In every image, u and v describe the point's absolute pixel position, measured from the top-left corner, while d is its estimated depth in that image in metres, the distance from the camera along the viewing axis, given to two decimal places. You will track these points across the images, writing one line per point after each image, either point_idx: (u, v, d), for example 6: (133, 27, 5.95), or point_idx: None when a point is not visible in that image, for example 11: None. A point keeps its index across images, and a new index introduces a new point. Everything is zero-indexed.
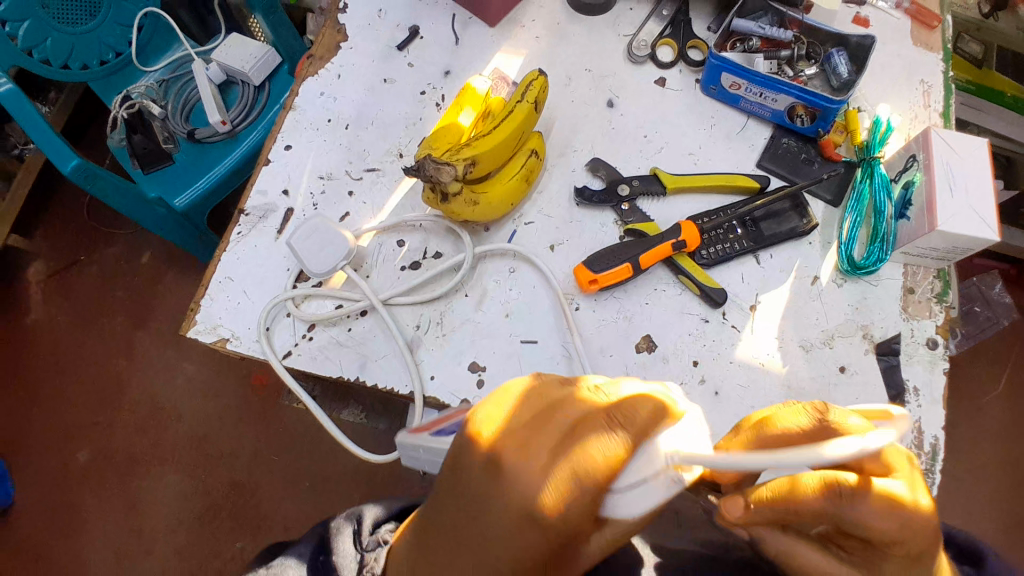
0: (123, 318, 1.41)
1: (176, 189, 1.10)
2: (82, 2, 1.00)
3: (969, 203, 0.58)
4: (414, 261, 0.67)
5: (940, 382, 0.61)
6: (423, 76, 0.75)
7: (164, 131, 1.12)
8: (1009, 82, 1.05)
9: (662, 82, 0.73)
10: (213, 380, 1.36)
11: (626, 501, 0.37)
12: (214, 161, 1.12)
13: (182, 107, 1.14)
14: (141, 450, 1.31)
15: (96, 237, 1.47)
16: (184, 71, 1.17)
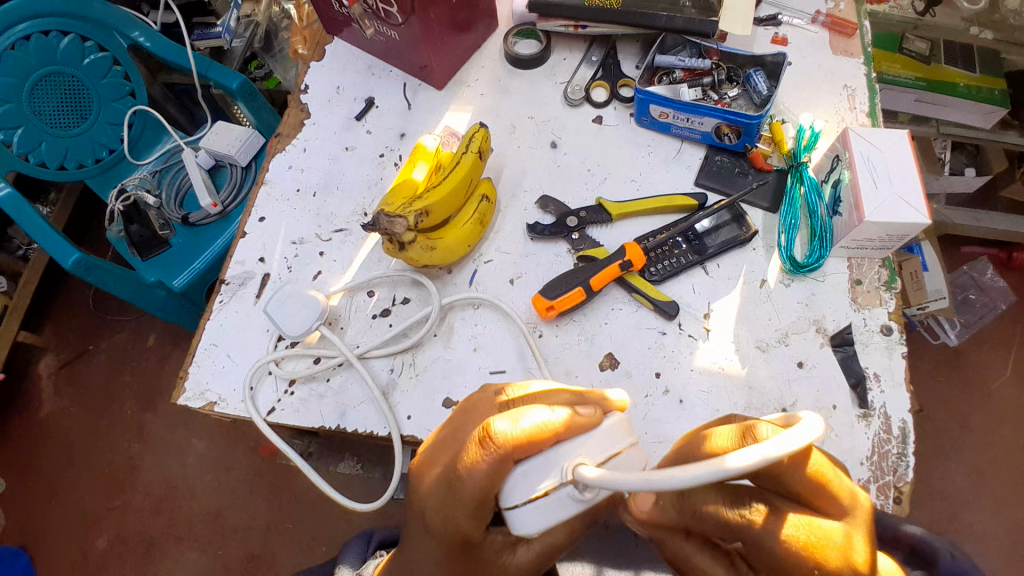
0: (132, 402, 1.44)
1: (175, 271, 1.17)
2: (72, 107, 1.08)
3: (895, 193, 0.61)
4: (384, 310, 0.71)
5: (899, 366, 0.63)
6: (381, 140, 0.81)
7: (160, 219, 1.19)
8: (959, 73, 1.11)
9: (600, 119, 0.78)
10: (223, 454, 1.38)
11: (525, 521, 0.42)
12: (209, 241, 1.20)
13: (176, 194, 1.21)
14: (158, 532, 1.33)
15: (103, 326, 1.52)
16: (175, 160, 1.23)
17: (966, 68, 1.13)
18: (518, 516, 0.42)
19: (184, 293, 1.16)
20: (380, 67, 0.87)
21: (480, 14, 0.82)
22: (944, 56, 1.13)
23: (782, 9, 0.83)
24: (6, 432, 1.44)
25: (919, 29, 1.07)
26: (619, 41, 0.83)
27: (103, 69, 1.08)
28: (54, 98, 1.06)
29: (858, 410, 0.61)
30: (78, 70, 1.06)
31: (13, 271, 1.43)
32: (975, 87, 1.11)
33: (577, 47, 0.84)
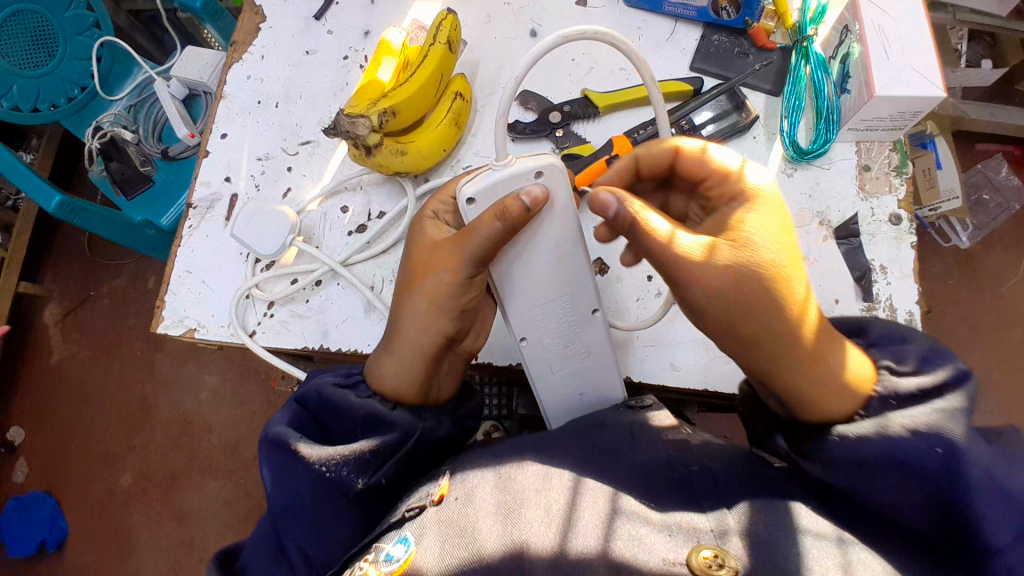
0: (137, 345, 1.44)
1: (161, 209, 1.12)
2: (38, 44, 1.00)
3: (910, 59, 0.55)
4: (360, 225, 0.67)
5: (908, 257, 0.59)
6: (344, 41, 0.74)
7: (140, 155, 1.12)
8: None
9: (583, 2, 0.70)
10: (231, 390, 1.39)
11: (466, 190, 0.48)
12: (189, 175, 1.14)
13: (153, 128, 1.13)
14: (179, 466, 1.36)
15: (100, 271, 1.50)
16: (149, 93, 1.14)
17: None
18: (463, 190, 0.49)
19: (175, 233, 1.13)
20: None
21: None
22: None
23: None
24: (19, 380, 1.46)
25: None
26: None
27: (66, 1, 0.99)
28: (18, 37, 0.98)
29: (863, 304, 0.58)
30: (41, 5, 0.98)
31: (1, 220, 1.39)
32: None
33: None
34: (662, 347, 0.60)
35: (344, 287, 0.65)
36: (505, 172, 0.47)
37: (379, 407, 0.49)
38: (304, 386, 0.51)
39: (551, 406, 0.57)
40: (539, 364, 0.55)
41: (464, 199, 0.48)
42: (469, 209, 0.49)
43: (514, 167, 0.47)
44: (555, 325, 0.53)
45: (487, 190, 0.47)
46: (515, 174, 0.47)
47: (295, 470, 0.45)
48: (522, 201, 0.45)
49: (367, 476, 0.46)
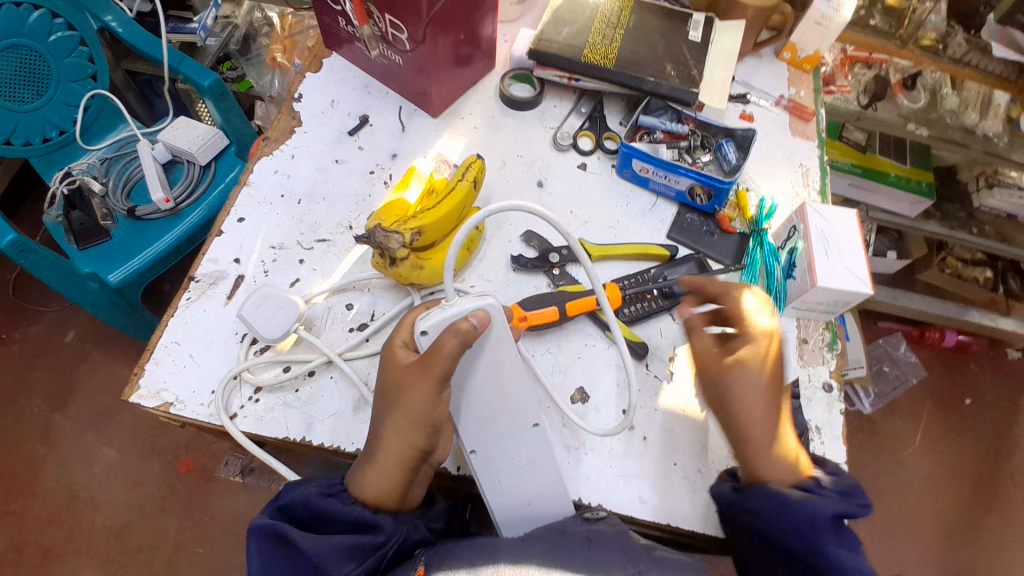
0: (39, 402, 1.35)
1: (111, 265, 1.14)
2: (31, 82, 1.09)
3: (847, 261, 0.68)
4: (362, 323, 0.71)
5: (837, 421, 0.69)
6: (372, 158, 0.83)
7: (104, 208, 1.18)
8: (891, 164, 1.33)
9: (584, 166, 0.84)
10: (134, 467, 1.30)
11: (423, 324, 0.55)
12: (154, 235, 1.18)
13: (124, 184, 1.21)
14: (52, 546, 1.22)
15: (17, 315, 1.44)
16: (129, 150, 1.25)
17: (899, 160, 1.35)
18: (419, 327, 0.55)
19: (121, 289, 1.14)
20: (377, 88, 0.90)
21: (481, 52, 0.87)
22: (879, 148, 1.36)
23: (750, 89, 0.91)
24: None
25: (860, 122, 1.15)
26: (606, 97, 0.89)
27: (69, 49, 1.10)
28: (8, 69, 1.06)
29: None
30: (42, 46, 1.07)
31: None
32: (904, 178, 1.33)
33: (567, 96, 0.90)
34: (631, 479, 0.63)
35: (336, 380, 0.68)
36: (451, 308, 0.55)
37: (367, 513, 0.54)
38: (287, 492, 0.55)
39: (502, 515, 0.60)
40: (490, 473, 0.59)
41: (425, 331, 0.55)
42: (423, 339, 0.55)
43: (459, 306, 0.55)
44: (511, 440, 0.59)
45: (437, 323, 0.54)
46: (459, 311, 0.54)
47: (287, 562, 0.50)
48: (473, 322, 0.53)
49: (357, 565, 0.51)
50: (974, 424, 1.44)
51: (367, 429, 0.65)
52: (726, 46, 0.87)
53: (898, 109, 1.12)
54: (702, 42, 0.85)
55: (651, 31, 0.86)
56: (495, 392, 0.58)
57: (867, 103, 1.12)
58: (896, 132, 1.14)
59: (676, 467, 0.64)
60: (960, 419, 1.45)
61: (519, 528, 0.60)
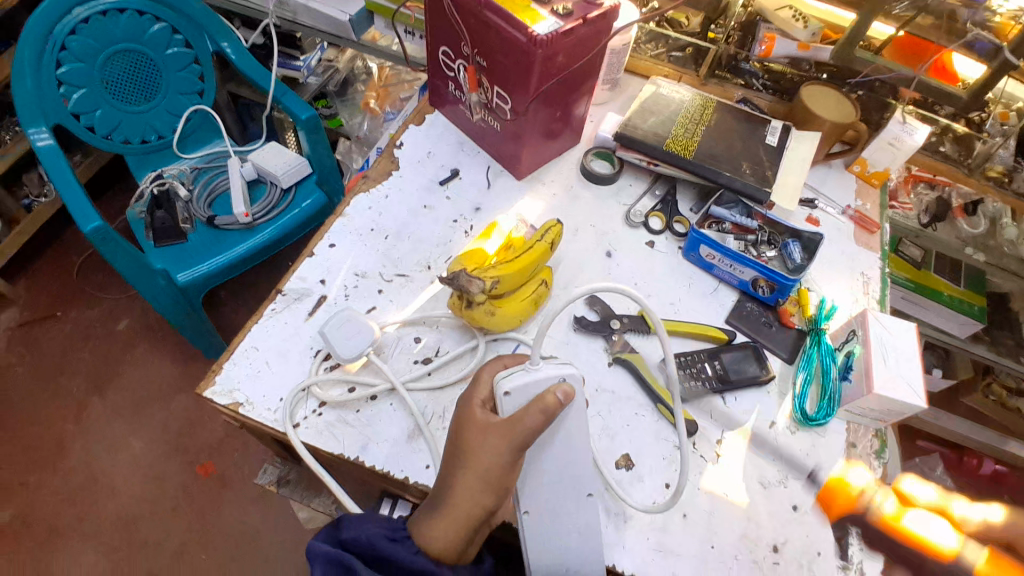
0: (82, 383, 1.43)
1: (180, 266, 1.23)
2: (141, 87, 1.23)
3: (902, 372, 0.70)
4: (426, 357, 0.75)
5: (877, 531, 0.68)
6: (457, 208, 0.90)
7: (185, 212, 1.29)
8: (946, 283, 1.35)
9: (652, 244, 0.88)
10: (157, 462, 1.34)
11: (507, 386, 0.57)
12: (226, 245, 1.28)
13: (207, 195, 1.32)
14: (63, 524, 1.26)
15: (79, 296, 1.55)
16: (218, 164, 1.37)
17: (954, 281, 1.37)
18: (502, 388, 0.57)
19: (184, 289, 1.22)
20: (470, 146, 0.98)
21: (570, 128, 0.94)
22: (934, 265, 1.37)
23: (818, 195, 0.96)
24: None
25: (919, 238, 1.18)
26: (679, 184, 0.95)
27: (183, 63, 1.25)
28: (119, 69, 1.18)
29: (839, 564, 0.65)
30: (158, 56, 1.21)
31: (11, 215, 1.49)
32: (957, 299, 1.34)
33: (643, 178, 0.96)
34: (665, 557, 0.64)
35: (395, 407, 0.71)
36: (536, 373, 0.57)
37: (427, 566, 0.57)
38: (354, 526, 0.58)
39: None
40: (536, 537, 0.61)
41: (508, 393, 0.57)
42: (504, 400, 0.57)
43: (544, 372, 0.58)
44: (555, 505, 0.61)
45: (521, 387, 0.57)
46: (543, 376, 0.57)
47: None
48: (559, 396, 0.56)
49: None
50: None
51: (416, 458, 0.68)
52: (802, 153, 0.91)
53: (957, 233, 1.16)
54: (778, 147, 0.91)
55: (730, 131, 0.93)
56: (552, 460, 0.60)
57: (928, 223, 1.16)
58: (952, 254, 1.17)
59: (712, 552, 0.64)
60: None
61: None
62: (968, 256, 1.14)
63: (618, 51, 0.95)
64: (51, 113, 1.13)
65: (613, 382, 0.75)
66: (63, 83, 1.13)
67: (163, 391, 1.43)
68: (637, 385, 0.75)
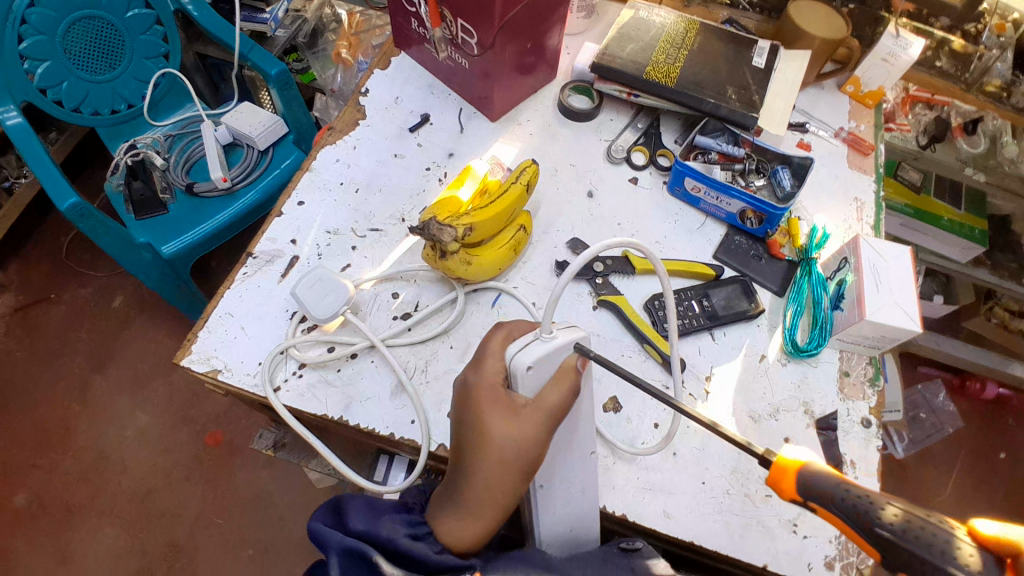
0: (81, 362, 1.42)
1: (166, 237, 1.19)
2: (106, 55, 1.15)
3: (896, 297, 0.67)
4: (405, 313, 0.73)
5: (873, 459, 0.67)
6: (429, 155, 0.86)
7: (163, 181, 1.24)
8: (946, 208, 1.31)
9: (635, 181, 0.84)
10: (163, 434, 1.35)
11: (526, 363, 0.50)
12: (207, 213, 1.24)
13: (184, 161, 1.27)
14: (78, 501, 1.28)
15: (69, 276, 1.53)
16: (192, 130, 1.32)
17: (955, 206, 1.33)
18: (519, 369, 0.50)
19: (171, 261, 1.20)
20: (440, 89, 0.93)
21: (544, 62, 0.89)
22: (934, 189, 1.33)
23: (809, 119, 0.91)
24: None
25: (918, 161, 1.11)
26: (663, 115, 0.90)
27: (145, 26, 1.17)
28: (82, 40, 1.11)
29: None
30: (119, 20, 1.14)
31: None
32: (956, 223, 1.30)
33: (623, 112, 0.90)
34: (658, 497, 0.63)
35: (376, 364, 0.70)
36: (551, 343, 0.50)
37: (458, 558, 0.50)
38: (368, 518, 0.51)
39: (547, 534, 0.61)
40: (546, 505, 0.59)
41: (527, 370, 0.51)
42: (524, 375, 0.51)
43: (560, 340, 0.50)
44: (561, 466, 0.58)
45: (540, 359, 0.50)
46: (560, 345, 0.51)
47: None
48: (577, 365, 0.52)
49: None
50: (1007, 479, 1.49)
51: (399, 413, 0.67)
52: (790, 76, 0.86)
53: (957, 154, 1.08)
54: (765, 69, 0.85)
55: (715, 55, 0.87)
56: (567, 430, 0.56)
57: (926, 144, 1.08)
58: (952, 177, 1.10)
59: (704, 487, 0.64)
60: (993, 472, 1.49)
61: (558, 543, 0.62)
62: (969, 176, 1.08)
63: None
64: (18, 92, 1.07)
65: (598, 325, 0.73)
66: (26, 58, 1.06)
67: (160, 365, 1.42)
68: (625, 327, 0.73)
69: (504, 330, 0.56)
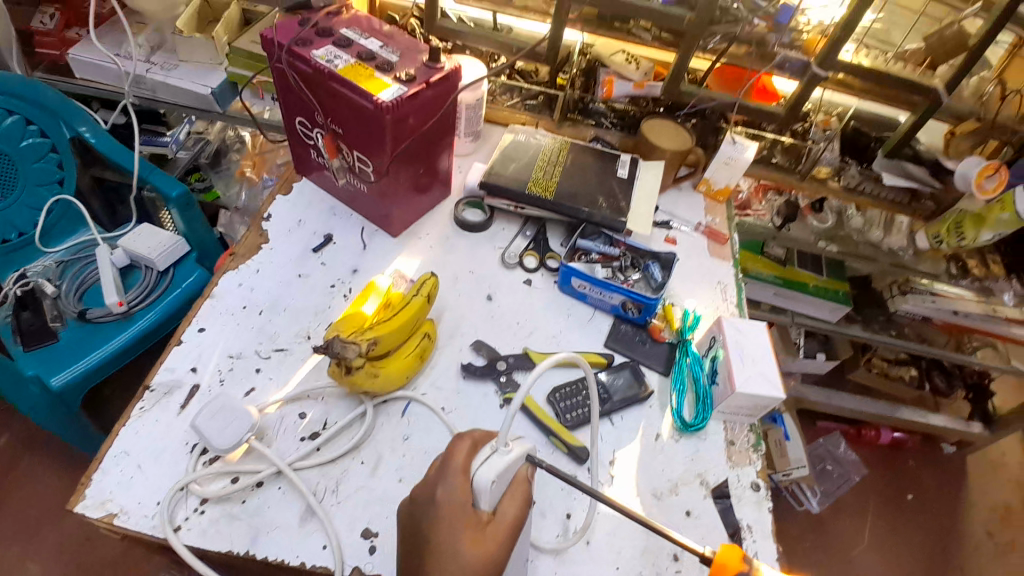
0: None
1: (56, 367, 1.12)
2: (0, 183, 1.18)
3: (760, 369, 0.76)
4: (313, 432, 0.73)
5: (766, 520, 0.73)
6: (333, 273, 0.90)
7: (54, 310, 1.19)
8: (808, 276, 1.50)
9: (529, 282, 0.92)
10: None
11: (489, 475, 0.54)
12: (100, 341, 1.17)
13: (77, 288, 1.22)
14: None
15: None
16: (86, 254, 1.27)
17: (816, 272, 1.52)
18: (487, 480, 0.54)
19: (61, 394, 1.11)
20: (342, 210, 0.98)
21: (438, 182, 0.97)
22: (796, 261, 1.52)
23: (673, 217, 1.05)
24: None
25: (779, 239, 1.30)
26: (549, 223, 1.00)
27: (40, 154, 1.18)
28: None
29: None
30: (12, 149, 1.15)
31: None
32: (820, 288, 1.49)
33: (514, 222, 1.00)
34: None
35: (284, 490, 0.68)
36: (509, 456, 0.55)
37: None
38: None
39: None
40: None
41: (488, 482, 0.54)
42: (490, 489, 0.54)
43: (516, 453, 0.56)
44: None
45: (501, 473, 0.55)
46: (517, 456, 0.56)
47: None
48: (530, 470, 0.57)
49: None
50: (915, 518, 1.62)
51: (309, 540, 0.65)
52: (650, 184, 1.00)
53: (809, 230, 1.29)
54: (628, 179, 0.99)
55: (586, 169, 1.00)
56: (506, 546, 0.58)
57: (781, 224, 1.28)
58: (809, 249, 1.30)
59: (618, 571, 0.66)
60: (902, 513, 1.62)
61: None
62: (822, 249, 1.27)
63: (473, 106, 1.01)
64: None
65: (505, 422, 0.77)
66: None
67: (54, 509, 1.26)
68: (531, 422, 0.77)
69: (469, 442, 0.59)
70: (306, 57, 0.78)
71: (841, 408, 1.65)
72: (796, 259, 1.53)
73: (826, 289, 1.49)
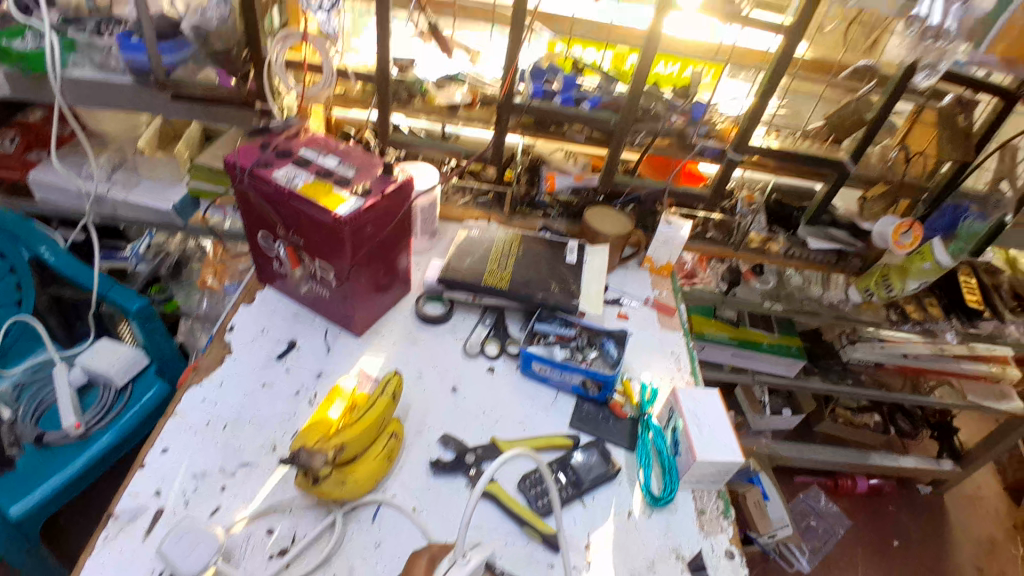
0: None
1: (14, 496, 1.07)
2: None
3: (717, 437, 0.80)
4: (283, 548, 0.72)
5: None
6: (298, 379, 0.91)
7: (10, 435, 1.15)
8: (761, 334, 1.57)
9: (492, 368, 0.95)
10: None
11: None
12: (51, 470, 1.11)
13: (34, 411, 1.19)
14: None
15: None
16: (43, 374, 1.25)
17: (768, 329, 1.60)
18: None
19: (19, 523, 1.06)
20: (305, 315, 1.01)
21: (397, 281, 1.02)
22: (749, 321, 1.61)
23: (623, 294, 1.11)
24: None
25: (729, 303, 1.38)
26: (506, 310, 1.05)
27: None
28: None
29: None
30: None
31: None
32: (775, 345, 1.56)
33: (473, 311, 1.04)
34: None
35: None
36: (468, 566, 0.58)
37: None
38: None
39: None
40: None
41: None
42: None
43: (473, 563, 0.59)
44: None
45: None
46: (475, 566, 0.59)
47: None
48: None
49: None
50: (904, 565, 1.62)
51: None
52: (597, 265, 1.06)
53: (753, 292, 1.38)
54: (577, 264, 1.06)
55: (537, 257, 1.06)
56: None
57: (726, 289, 1.36)
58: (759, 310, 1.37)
59: None
60: (892, 563, 1.62)
61: None
62: (768, 308, 1.35)
63: (427, 208, 1.07)
64: None
65: (478, 516, 0.77)
66: None
67: None
68: (504, 513, 0.77)
69: None
70: (268, 179, 0.84)
71: (815, 461, 1.67)
72: (747, 320, 1.61)
73: (781, 345, 1.57)
